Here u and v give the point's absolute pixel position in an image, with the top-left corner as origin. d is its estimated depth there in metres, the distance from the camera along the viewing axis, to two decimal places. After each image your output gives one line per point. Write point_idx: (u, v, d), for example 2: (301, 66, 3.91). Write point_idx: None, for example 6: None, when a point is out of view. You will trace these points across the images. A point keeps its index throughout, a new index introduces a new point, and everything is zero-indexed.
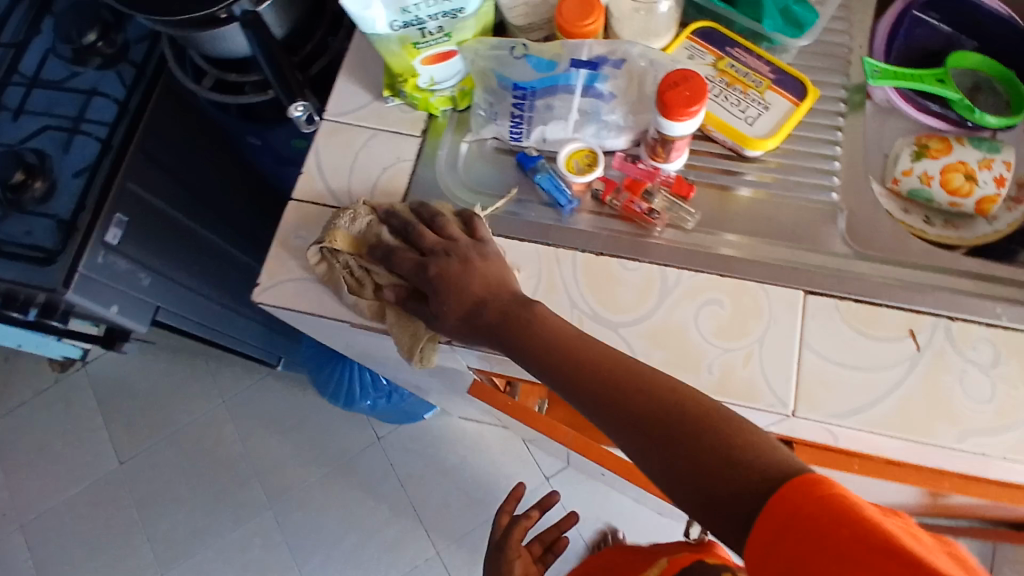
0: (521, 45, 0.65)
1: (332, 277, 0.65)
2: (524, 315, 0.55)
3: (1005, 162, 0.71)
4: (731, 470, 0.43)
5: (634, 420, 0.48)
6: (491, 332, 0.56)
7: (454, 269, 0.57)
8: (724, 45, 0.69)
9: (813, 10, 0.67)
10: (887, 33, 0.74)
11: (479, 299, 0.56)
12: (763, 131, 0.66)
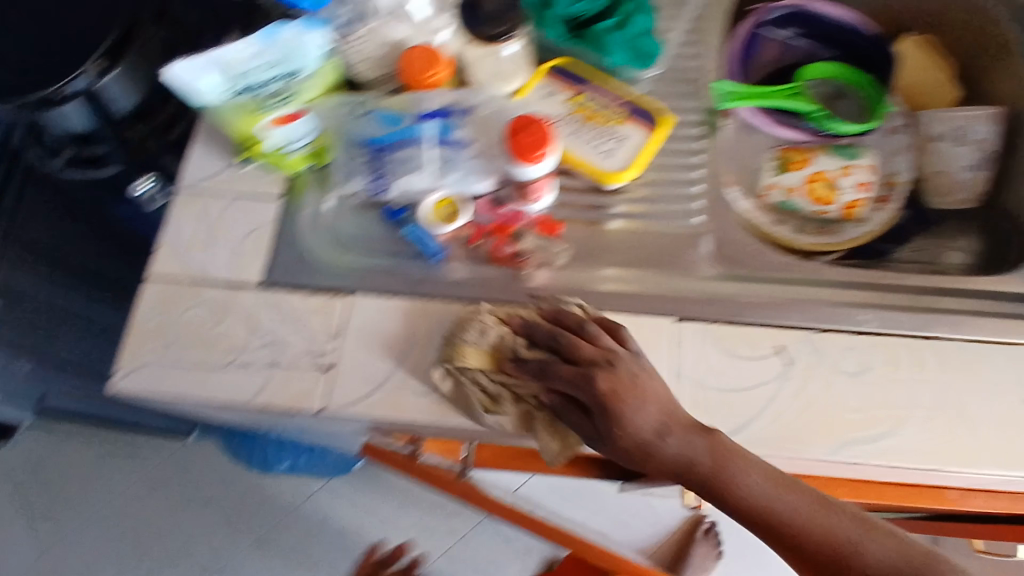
0: (368, 101, 0.65)
1: (459, 395, 0.61)
2: (659, 450, 0.54)
3: (863, 167, 0.75)
4: None
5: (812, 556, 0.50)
6: (654, 463, 0.54)
7: (625, 385, 0.55)
8: (580, 80, 0.69)
9: (657, 42, 0.68)
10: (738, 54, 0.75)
11: (647, 449, 0.54)
12: (619, 164, 0.67)
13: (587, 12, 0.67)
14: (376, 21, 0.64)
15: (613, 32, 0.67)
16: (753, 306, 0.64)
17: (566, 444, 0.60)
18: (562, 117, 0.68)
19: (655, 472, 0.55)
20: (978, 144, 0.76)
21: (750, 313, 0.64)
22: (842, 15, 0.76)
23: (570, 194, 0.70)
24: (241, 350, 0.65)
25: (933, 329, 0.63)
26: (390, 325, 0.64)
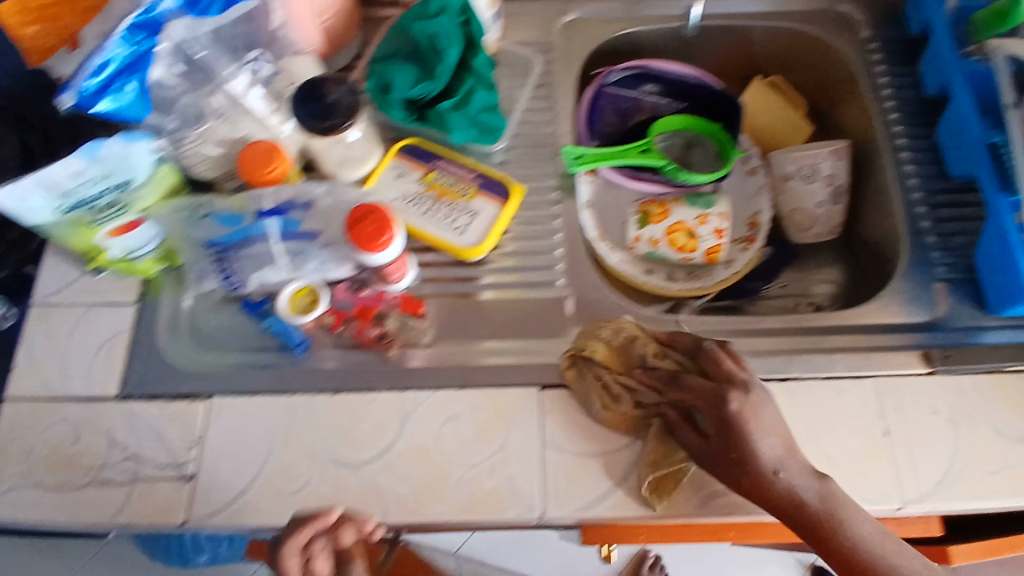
0: (205, 203, 0.64)
1: (581, 389, 0.63)
2: (749, 473, 0.56)
3: (718, 215, 0.78)
4: None
5: None
6: (749, 479, 0.56)
7: (751, 411, 0.57)
8: (430, 158, 0.70)
9: (500, 115, 0.70)
10: (587, 116, 0.78)
11: (764, 482, 0.55)
12: (475, 237, 0.67)
13: (428, 93, 0.68)
14: (211, 121, 0.63)
15: (455, 113, 0.68)
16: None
17: (670, 461, 0.60)
18: (414, 197, 0.69)
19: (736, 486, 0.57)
20: (829, 179, 0.78)
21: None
22: (683, 74, 0.80)
23: (433, 270, 0.70)
24: (101, 467, 0.63)
25: (792, 369, 0.64)
26: (256, 424, 0.64)
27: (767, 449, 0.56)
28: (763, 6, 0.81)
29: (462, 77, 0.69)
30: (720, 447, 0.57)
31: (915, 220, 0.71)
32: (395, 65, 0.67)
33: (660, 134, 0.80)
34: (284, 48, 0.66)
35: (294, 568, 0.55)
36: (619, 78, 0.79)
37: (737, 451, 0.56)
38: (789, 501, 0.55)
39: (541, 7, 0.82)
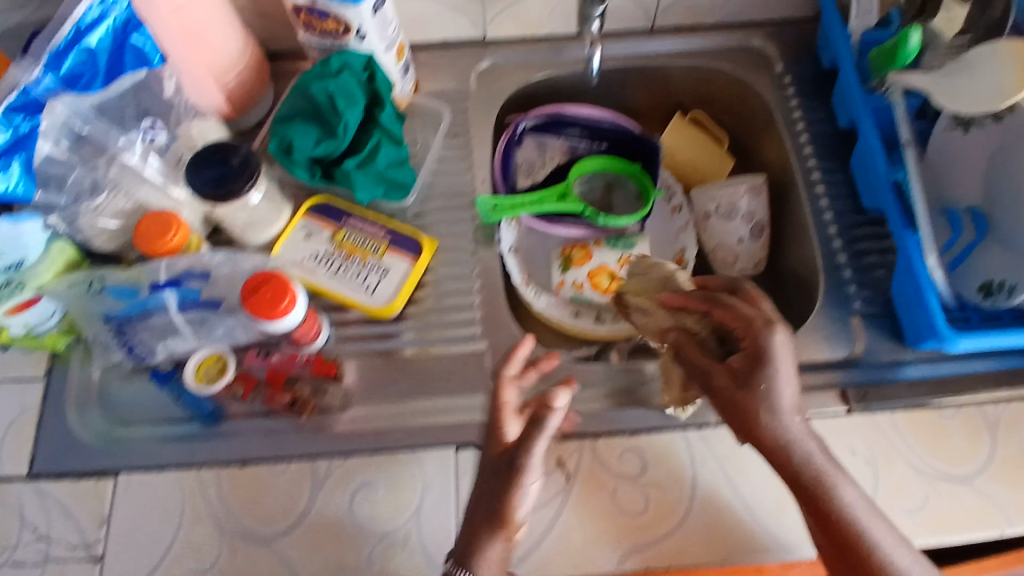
0: (100, 277, 0.63)
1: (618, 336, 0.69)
2: (756, 412, 0.55)
3: (639, 255, 0.77)
4: None
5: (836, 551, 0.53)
6: (748, 417, 0.55)
7: (783, 351, 0.56)
8: (340, 216, 0.70)
9: (409, 170, 0.70)
10: (501, 164, 0.78)
11: (772, 422, 0.55)
12: (387, 296, 0.68)
13: (330, 152, 0.67)
14: (105, 194, 0.63)
15: (358, 171, 0.67)
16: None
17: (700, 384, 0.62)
18: (325, 256, 0.68)
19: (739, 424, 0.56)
20: (749, 216, 0.78)
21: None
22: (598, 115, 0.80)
23: (350, 328, 0.69)
24: (13, 548, 0.61)
25: (711, 416, 0.63)
26: (164, 503, 0.62)
27: (788, 406, 0.55)
28: (677, 44, 0.81)
29: (368, 133, 0.69)
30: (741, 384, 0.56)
31: (832, 254, 0.71)
32: (296, 126, 0.66)
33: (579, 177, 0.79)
34: (181, 115, 0.65)
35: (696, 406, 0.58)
36: (534, 123, 0.79)
37: (755, 385, 0.55)
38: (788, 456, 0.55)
39: (458, 55, 0.82)
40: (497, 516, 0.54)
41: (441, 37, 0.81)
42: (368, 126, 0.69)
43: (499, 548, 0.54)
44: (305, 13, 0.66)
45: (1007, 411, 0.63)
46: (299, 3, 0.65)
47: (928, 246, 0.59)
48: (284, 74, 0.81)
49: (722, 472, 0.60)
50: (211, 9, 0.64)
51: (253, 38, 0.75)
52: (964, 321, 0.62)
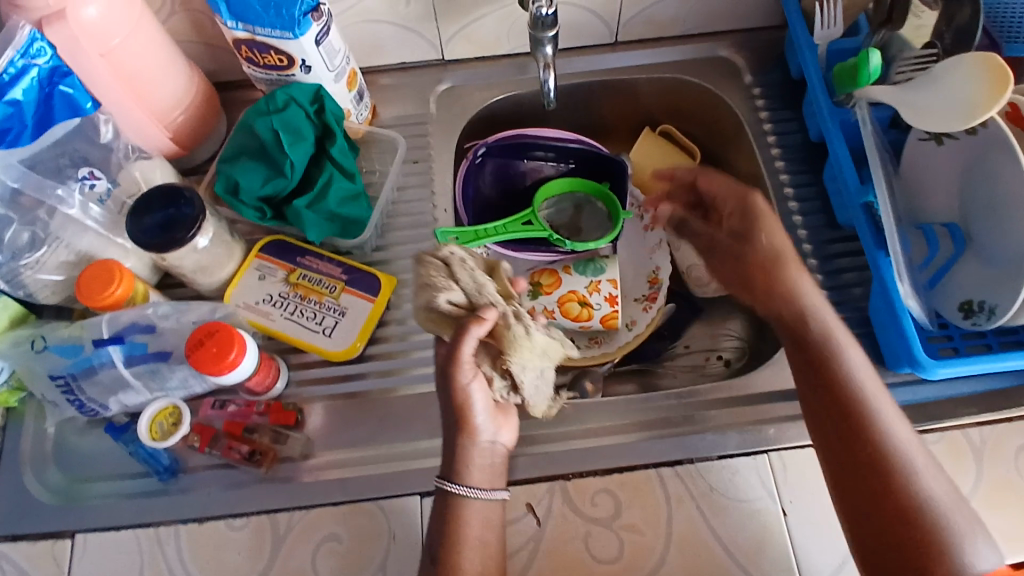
0: (41, 336, 0.61)
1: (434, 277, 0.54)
2: (763, 264, 0.64)
3: (610, 281, 0.73)
4: (889, 502, 0.51)
5: (828, 410, 0.56)
6: (753, 263, 0.65)
7: (761, 208, 0.65)
8: (294, 255, 0.68)
9: (364, 206, 0.67)
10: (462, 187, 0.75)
11: (772, 278, 0.62)
12: (345, 338, 0.65)
13: (279, 192, 0.65)
14: (45, 248, 0.60)
15: (309, 210, 0.65)
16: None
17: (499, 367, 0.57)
18: (279, 298, 0.66)
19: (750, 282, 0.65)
20: None
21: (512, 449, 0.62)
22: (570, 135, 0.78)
23: (312, 372, 0.66)
24: None
25: (684, 452, 0.61)
26: (120, 566, 0.60)
27: (793, 268, 0.62)
28: (643, 57, 0.79)
29: (320, 168, 0.66)
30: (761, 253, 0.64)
31: (808, 273, 0.68)
32: (241, 166, 0.64)
33: (546, 200, 0.77)
34: (120, 160, 0.64)
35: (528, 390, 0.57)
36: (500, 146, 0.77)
37: (748, 241, 0.65)
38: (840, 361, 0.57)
39: (416, 77, 0.79)
40: (460, 419, 0.57)
41: (397, 60, 0.78)
42: (320, 159, 0.67)
43: (481, 451, 0.58)
44: (246, 47, 0.64)
45: (992, 434, 0.60)
46: (240, 37, 0.63)
47: (901, 272, 0.57)
48: (237, 106, 0.78)
49: (698, 512, 0.58)
50: (154, 57, 0.64)
51: (199, 71, 0.73)
52: (949, 347, 0.61)
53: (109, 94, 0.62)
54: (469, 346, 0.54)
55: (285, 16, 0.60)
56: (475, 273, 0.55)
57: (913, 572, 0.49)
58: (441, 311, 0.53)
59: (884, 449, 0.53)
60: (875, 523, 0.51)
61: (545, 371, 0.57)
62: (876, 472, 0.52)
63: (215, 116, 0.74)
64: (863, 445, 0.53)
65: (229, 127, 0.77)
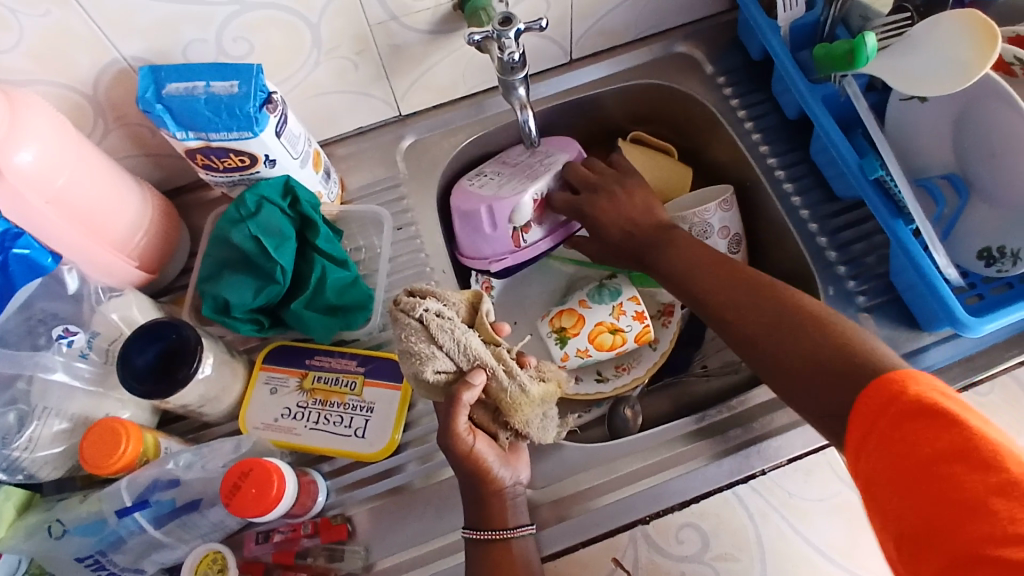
0: (58, 519, 0.55)
1: (406, 349, 0.52)
2: (592, 210, 0.69)
3: (631, 299, 0.71)
4: (750, 298, 0.55)
5: (682, 258, 0.62)
6: (612, 230, 0.69)
7: (604, 202, 0.69)
8: (302, 358, 0.63)
9: (366, 287, 0.63)
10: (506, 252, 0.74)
11: (599, 216, 0.69)
12: (378, 437, 0.61)
13: (272, 298, 0.60)
14: (35, 423, 0.56)
15: (309, 310, 0.61)
16: (571, 503, 0.60)
17: (494, 422, 0.56)
18: (298, 408, 0.62)
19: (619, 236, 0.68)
20: (723, 230, 0.74)
21: (574, 508, 0.60)
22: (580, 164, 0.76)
23: (350, 477, 0.62)
24: None
25: (753, 465, 0.59)
26: None
27: (625, 210, 0.68)
28: (599, 71, 0.78)
29: (308, 262, 0.62)
30: (626, 230, 0.68)
31: (821, 252, 0.68)
32: (227, 282, 0.59)
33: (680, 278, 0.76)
34: (93, 304, 0.60)
35: (534, 431, 0.57)
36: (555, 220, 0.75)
37: (595, 214, 0.69)
38: (697, 250, 0.62)
39: (374, 140, 0.75)
40: (478, 483, 0.54)
41: (353, 126, 0.74)
42: (305, 252, 0.62)
43: (506, 497, 0.55)
44: (201, 155, 0.59)
45: None
46: (193, 146, 0.58)
47: (936, 246, 0.57)
48: (196, 211, 0.73)
49: (785, 523, 0.57)
50: (96, 184, 0.58)
51: (152, 187, 0.68)
52: (975, 295, 0.61)
53: (69, 247, 0.57)
54: (466, 414, 0.52)
55: (242, 116, 0.55)
56: (455, 331, 0.52)
57: (783, 340, 0.52)
58: (429, 381, 0.51)
59: (739, 279, 0.57)
60: (746, 328, 0.55)
61: (548, 414, 0.58)
62: (723, 281, 0.58)
63: (174, 224, 0.68)
64: (709, 269, 0.60)
65: (193, 237, 0.72)
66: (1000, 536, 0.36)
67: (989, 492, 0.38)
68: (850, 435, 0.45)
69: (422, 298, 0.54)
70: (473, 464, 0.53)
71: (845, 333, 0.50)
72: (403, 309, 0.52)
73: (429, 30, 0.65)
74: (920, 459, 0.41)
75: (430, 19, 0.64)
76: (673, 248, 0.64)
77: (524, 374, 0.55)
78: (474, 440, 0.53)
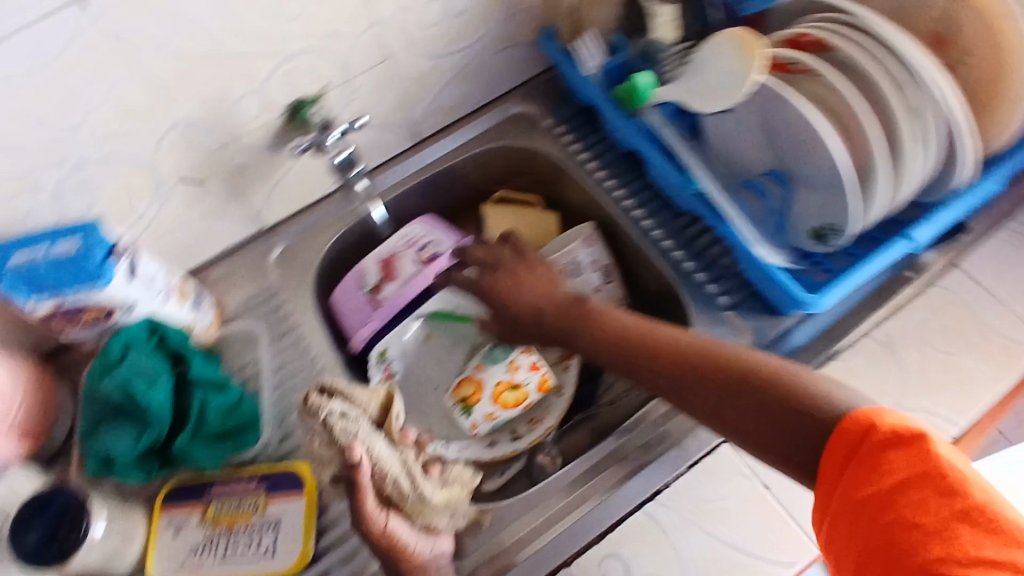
0: None
1: (314, 445, 0.53)
2: (503, 300, 0.71)
3: (523, 352, 0.72)
4: (704, 363, 0.56)
5: (628, 333, 0.63)
6: (528, 317, 0.70)
7: (506, 283, 0.71)
8: (202, 490, 0.63)
9: (252, 404, 0.64)
10: (366, 319, 0.75)
11: (512, 304, 0.70)
12: (290, 551, 0.60)
13: (156, 437, 0.60)
14: None
15: (195, 442, 0.61)
16: (501, 560, 0.60)
17: (412, 512, 0.56)
18: (205, 544, 0.60)
19: (550, 323, 0.69)
20: (594, 263, 0.78)
21: (506, 563, 0.60)
22: (458, 243, 0.77)
23: None
24: None
25: (658, 480, 0.61)
26: None
27: (543, 295, 0.70)
28: (446, 146, 0.82)
29: (187, 396, 0.62)
30: (557, 313, 0.68)
31: (679, 265, 0.73)
32: (106, 435, 0.59)
33: None
34: None
35: (442, 524, 0.58)
36: (412, 273, 0.76)
37: (509, 308, 0.71)
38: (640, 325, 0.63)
39: (244, 257, 0.76)
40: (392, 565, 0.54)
41: (218, 249, 0.75)
42: (183, 387, 0.63)
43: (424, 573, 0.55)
44: (55, 318, 0.59)
45: (892, 327, 0.67)
46: (42, 312, 0.57)
47: (750, 241, 0.63)
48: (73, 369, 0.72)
49: (701, 530, 0.58)
50: None
51: (19, 355, 0.67)
52: (823, 272, 0.68)
53: None
54: (368, 499, 0.52)
55: (89, 265, 0.57)
56: (358, 430, 0.53)
57: (741, 400, 0.53)
58: (331, 479, 0.53)
59: (686, 347, 0.58)
60: (703, 391, 0.56)
61: (456, 513, 0.59)
62: (671, 351, 0.59)
63: (44, 383, 0.66)
64: (653, 343, 0.61)
65: (74, 395, 0.70)
66: (965, 560, 0.39)
67: (953, 517, 0.40)
68: (821, 473, 0.47)
69: (330, 397, 0.54)
70: (388, 544, 0.53)
71: (801, 379, 0.51)
72: (307, 404, 0.54)
73: (267, 146, 0.68)
74: (886, 487, 0.43)
75: (267, 133, 0.67)
76: (613, 324, 0.65)
77: (427, 484, 0.57)
78: (389, 531, 0.53)
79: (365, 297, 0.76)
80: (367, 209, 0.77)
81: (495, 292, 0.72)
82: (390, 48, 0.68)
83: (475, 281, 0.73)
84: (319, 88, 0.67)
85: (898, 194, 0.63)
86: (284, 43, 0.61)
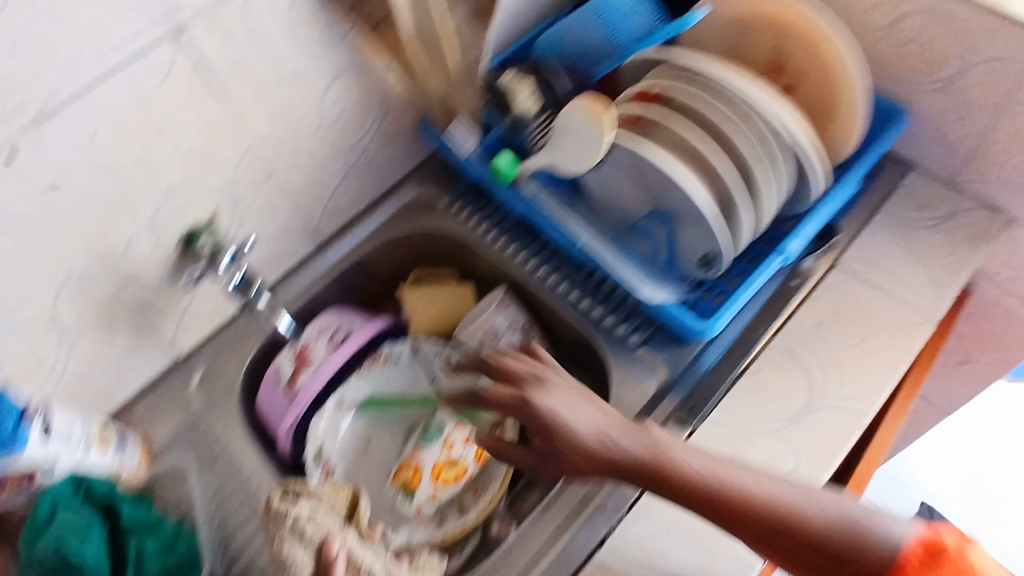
0: None
1: (282, 547, 0.55)
2: (557, 428, 0.59)
3: (455, 427, 0.75)
4: (792, 520, 0.52)
5: (702, 478, 0.55)
6: (583, 457, 0.58)
7: (559, 410, 0.59)
8: None
9: (190, 539, 0.65)
10: (285, 411, 0.75)
11: (571, 441, 0.58)
12: None
13: None
14: None
15: None
16: None
17: None
18: None
19: (615, 461, 0.58)
20: (512, 324, 0.79)
21: None
22: (368, 325, 0.79)
23: None
24: None
25: (602, 527, 0.63)
26: None
27: (584, 419, 0.59)
28: (352, 241, 0.84)
29: (122, 543, 0.62)
30: (620, 453, 0.58)
31: (588, 314, 0.76)
32: None
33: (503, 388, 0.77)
34: None
35: None
36: (325, 357, 0.77)
37: (560, 441, 0.59)
38: (711, 467, 0.55)
39: (166, 388, 0.76)
40: None
41: (137, 386, 0.75)
42: (118, 534, 0.62)
43: None
44: None
45: (789, 334, 0.71)
46: None
47: (637, 283, 0.70)
48: None
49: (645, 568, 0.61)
50: None
51: None
52: (717, 294, 0.73)
53: None
54: None
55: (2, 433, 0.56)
56: (325, 524, 0.56)
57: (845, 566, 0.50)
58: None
59: (771, 501, 0.53)
60: (791, 543, 0.51)
61: None
62: (759, 509, 0.53)
63: None
64: (734, 491, 0.54)
65: None
66: None
67: None
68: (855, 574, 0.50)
69: (295, 499, 0.57)
70: None
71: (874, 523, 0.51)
72: (273, 509, 0.57)
73: (166, 279, 0.70)
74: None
75: (163, 268, 0.69)
76: (689, 466, 0.56)
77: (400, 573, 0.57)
78: None
79: (281, 390, 0.75)
80: (274, 323, 0.78)
81: (552, 416, 0.59)
82: (272, 164, 0.72)
83: (513, 399, 0.61)
84: (207, 215, 0.69)
85: (761, 223, 0.70)
86: (163, 183, 0.64)
